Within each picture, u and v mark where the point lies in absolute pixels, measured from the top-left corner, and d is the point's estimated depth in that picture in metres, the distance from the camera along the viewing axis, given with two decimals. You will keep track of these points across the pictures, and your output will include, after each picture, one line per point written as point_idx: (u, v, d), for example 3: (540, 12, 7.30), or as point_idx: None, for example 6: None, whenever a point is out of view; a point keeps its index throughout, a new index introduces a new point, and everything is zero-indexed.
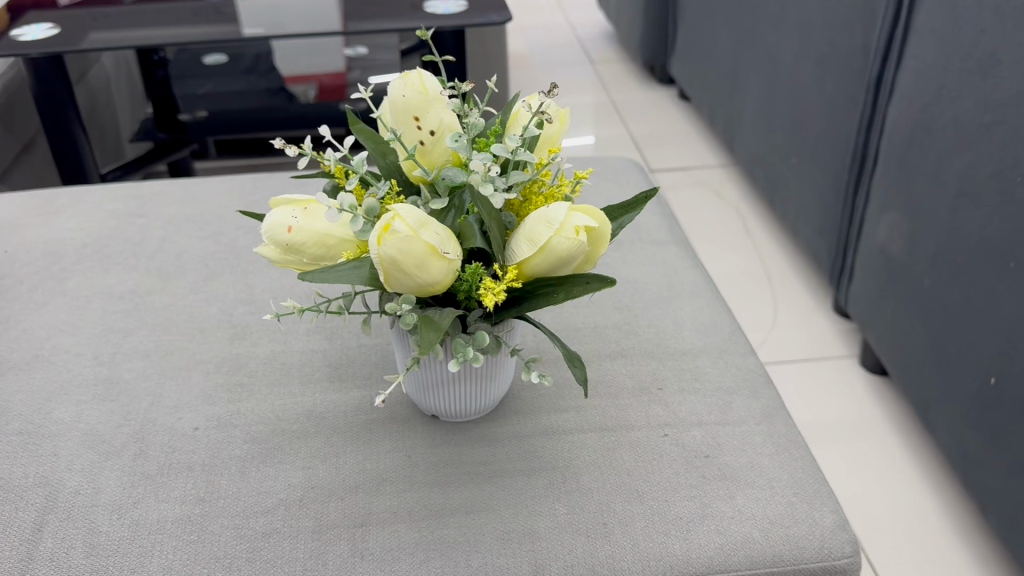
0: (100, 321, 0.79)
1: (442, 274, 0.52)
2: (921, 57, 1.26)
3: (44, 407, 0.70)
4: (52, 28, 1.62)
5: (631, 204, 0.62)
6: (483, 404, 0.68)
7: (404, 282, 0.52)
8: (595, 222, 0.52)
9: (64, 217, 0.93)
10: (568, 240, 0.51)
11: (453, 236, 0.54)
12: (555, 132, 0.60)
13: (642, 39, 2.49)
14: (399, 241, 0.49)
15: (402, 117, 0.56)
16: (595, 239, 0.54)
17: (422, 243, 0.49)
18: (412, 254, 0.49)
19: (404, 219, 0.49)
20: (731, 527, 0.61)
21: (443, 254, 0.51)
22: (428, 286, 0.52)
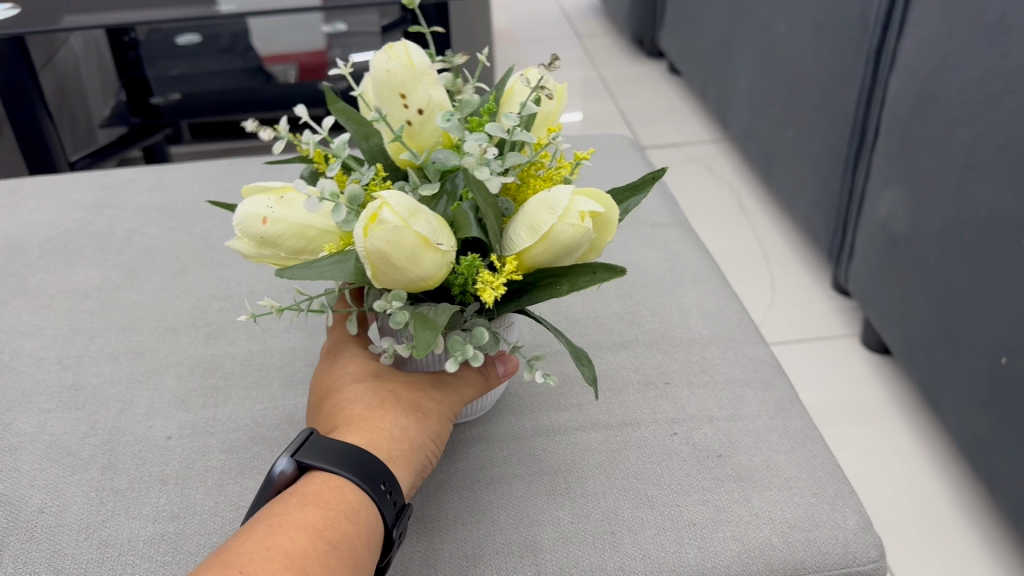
0: (65, 321, 0.73)
1: (434, 266, 0.47)
2: (924, 24, 1.21)
3: (5, 417, 0.65)
4: (13, 10, 1.55)
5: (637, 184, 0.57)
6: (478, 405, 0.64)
7: (395, 275, 0.47)
8: (602, 207, 0.47)
9: (26, 210, 0.87)
10: (573, 227, 0.46)
11: (445, 224, 0.49)
12: (553, 109, 0.55)
13: (630, 12, 2.43)
14: (387, 232, 0.44)
15: (388, 95, 0.50)
16: (603, 226, 0.50)
17: (413, 233, 0.44)
18: (402, 245, 0.44)
19: (393, 208, 0.44)
20: (749, 533, 0.56)
21: (435, 244, 0.46)
22: (421, 280, 0.47)
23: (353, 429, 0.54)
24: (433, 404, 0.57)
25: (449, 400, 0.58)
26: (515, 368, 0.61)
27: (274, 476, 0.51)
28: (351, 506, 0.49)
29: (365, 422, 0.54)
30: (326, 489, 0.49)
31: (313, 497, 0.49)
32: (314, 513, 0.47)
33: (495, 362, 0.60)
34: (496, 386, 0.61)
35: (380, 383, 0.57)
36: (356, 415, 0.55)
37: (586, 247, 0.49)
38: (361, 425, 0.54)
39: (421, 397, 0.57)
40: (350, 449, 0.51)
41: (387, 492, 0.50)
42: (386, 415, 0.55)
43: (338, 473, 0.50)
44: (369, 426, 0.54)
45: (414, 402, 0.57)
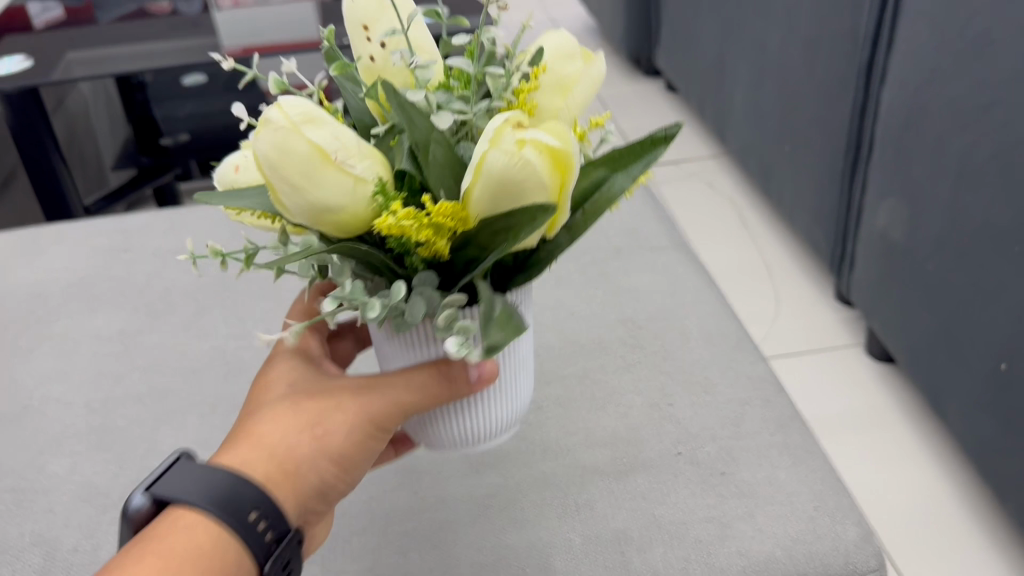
0: (90, 365, 0.76)
1: (340, 190, 0.42)
2: (912, 40, 1.24)
3: (37, 460, 0.68)
4: (26, 61, 1.59)
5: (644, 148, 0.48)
6: (495, 428, 0.60)
7: (296, 202, 0.42)
8: (549, 137, 0.40)
9: (46, 257, 0.91)
10: (504, 154, 0.40)
11: (381, 162, 0.45)
12: (572, 73, 0.47)
13: (625, 33, 2.47)
14: (269, 133, 0.40)
15: (351, 28, 0.49)
16: (560, 170, 0.41)
17: (304, 141, 0.40)
18: (291, 154, 0.40)
19: (283, 111, 0.41)
20: (754, 547, 0.59)
21: (336, 160, 0.41)
22: (329, 210, 0.42)
23: (239, 444, 0.53)
24: (340, 418, 0.54)
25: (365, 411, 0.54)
26: (490, 373, 0.54)
27: (131, 514, 0.50)
28: (201, 546, 0.48)
29: (254, 435, 0.53)
30: (178, 530, 0.48)
31: (161, 542, 0.48)
32: (156, 562, 0.47)
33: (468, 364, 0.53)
34: (462, 390, 0.54)
35: (291, 393, 0.56)
36: (250, 424, 0.54)
37: (534, 191, 0.42)
38: (249, 439, 0.53)
39: (328, 409, 0.54)
40: (216, 477, 0.50)
41: (254, 519, 0.49)
42: (278, 426, 0.53)
43: (193, 508, 0.49)
44: (253, 438, 0.53)
45: (320, 414, 0.54)
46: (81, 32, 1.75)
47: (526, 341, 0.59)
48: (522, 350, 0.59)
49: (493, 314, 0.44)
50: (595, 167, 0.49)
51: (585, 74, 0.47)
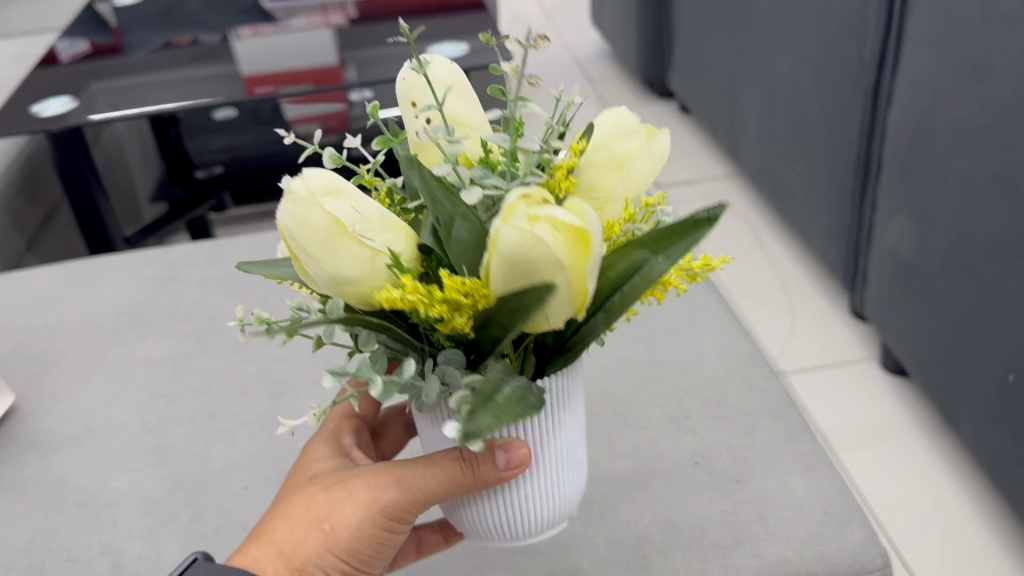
0: (144, 388, 0.82)
1: (356, 263, 0.43)
2: (916, 64, 1.29)
3: (100, 476, 0.73)
4: (71, 102, 1.65)
5: (684, 228, 0.46)
6: (545, 519, 0.58)
7: (316, 272, 0.43)
8: (560, 215, 0.39)
9: (97, 287, 0.97)
10: (513, 231, 0.39)
11: (404, 235, 0.45)
12: (627, 150, 0.47)
13: (639, 56, 2.52)
14: (289, 203, 0.41)
15: (400, 103, 0.50)
16: (579, 247, 0.41)
17: (322, 212, 0.41)
18: (308, 224, 0.41)
19: (305, 182, 0.42)
20: (767, 549, 0.63)
21: (352, 233, 0.42)
22: (347, 283, 0.43)
23: (256, 540, 0.57)
24: (349, 512, 0.56)
25: (375, 499, 0.56)
26: (520, 461, 0.53)
27: None
28: None
29: (270, 532, 0.57)
30: None
31: None
32: None
33: (496, 451, 0.52)
34: (487, 474, 0.53)
35: (311, 486, 0.59)
36: (270, 520, 0.58)
37: (548, 269, 0.41)
38: (266, 535, 0.57)
39: (339, 503, 0.57)
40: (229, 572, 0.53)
41: None
42: (289, 525, 0.57)
43: None
44: (266, 537, 0.57)
45: (333, 505, 0.57)
46: (112, 65, 1.82)
47: (577, 420, 0.57)
48: (572, 430, 0.57)
49: (494, 398, 0.45)
50: (637, 249, 0.47)
51: (644, 149, 0.47)
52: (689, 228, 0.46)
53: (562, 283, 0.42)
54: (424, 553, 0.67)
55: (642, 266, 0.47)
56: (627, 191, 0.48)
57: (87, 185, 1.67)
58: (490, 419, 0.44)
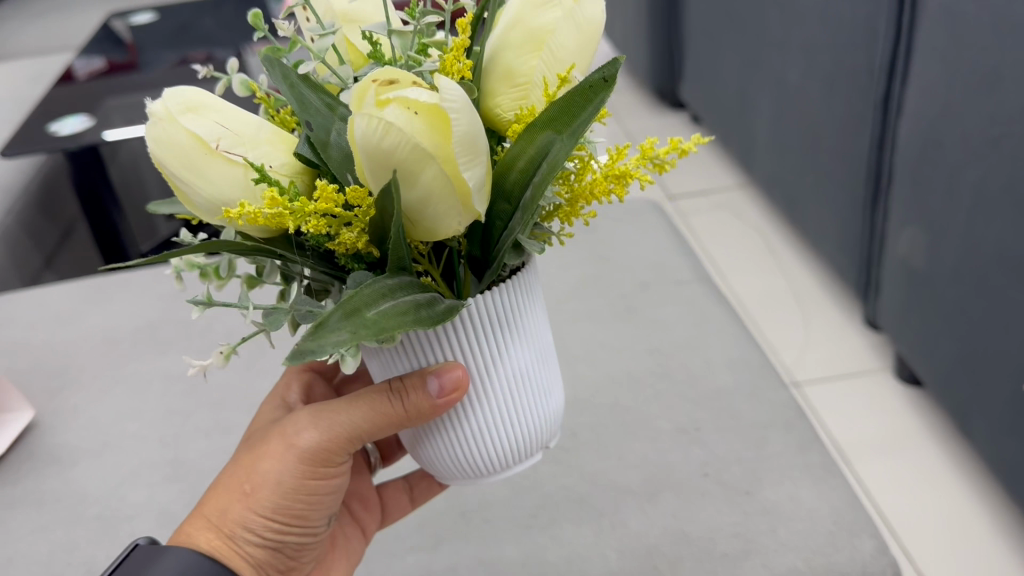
0: (161, 403, 0.83)
1: (228, 182, 0.42)
2: (925, 74, 1.29)
3: (119, 491, 0.75)
4: (88, 121, 1.67)
5: (583, 98, 0.44)
6: (514, 443, 0.57)
7: (195, 198, 0.43)
8: (411, 101, 0.38)
9: (114, 303, 0.98)
10: (366, 119, 0.38)
11: (284, 148, 0.44)
12: (544, 22, 0.44)
13: (651, 67, 2.53)
14: (151, 125, 0.41)
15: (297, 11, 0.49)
16: (440, 126, 0.39)
17: (182, 131, 0.41)
18: (172, 143, 0.41)
19: (166, 101, 0.41)
20: (777, 560, 0.64)
21: (216, 150, 0.41)
22: (225, 204, 0.43)
23: (195, 506, 0.61)
24: (268, 465, 0.59)
25: (295, 447, 0.59)
26: (454, 384, 0.52)
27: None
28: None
29: (208, 495, 0.61)
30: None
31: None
32: None
33: (428, 376, 0.52)
34: (404, 405, 0.53)
35: (244, 447, 0.63)
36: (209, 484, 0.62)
37: (415, 162, 0.39)
38: (204, 499, 0.61)
39: (257, 461, 0.60)
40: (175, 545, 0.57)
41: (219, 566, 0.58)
42: (215, 496, 0.60)
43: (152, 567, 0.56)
44: (196, 513, 0.60)
45: (259, 458, 0.60)
46: (127, 81, 1.85)
47: (536, 342, 0.56)
48: (529, 354, 0.55)
49: (365, 312, 0.42)
50: (540, 130, 0.45)
51: (565, 20, 0.44)
52: (590, 93, 0.44)
53: (434, 176, 0.40)
54: (418, 501, 0.74)
55: (550, 150, 0.45)
56: (550, 70, 0.46)
57: (103, 204, 1.69)
58: (345, 334, 0.40)
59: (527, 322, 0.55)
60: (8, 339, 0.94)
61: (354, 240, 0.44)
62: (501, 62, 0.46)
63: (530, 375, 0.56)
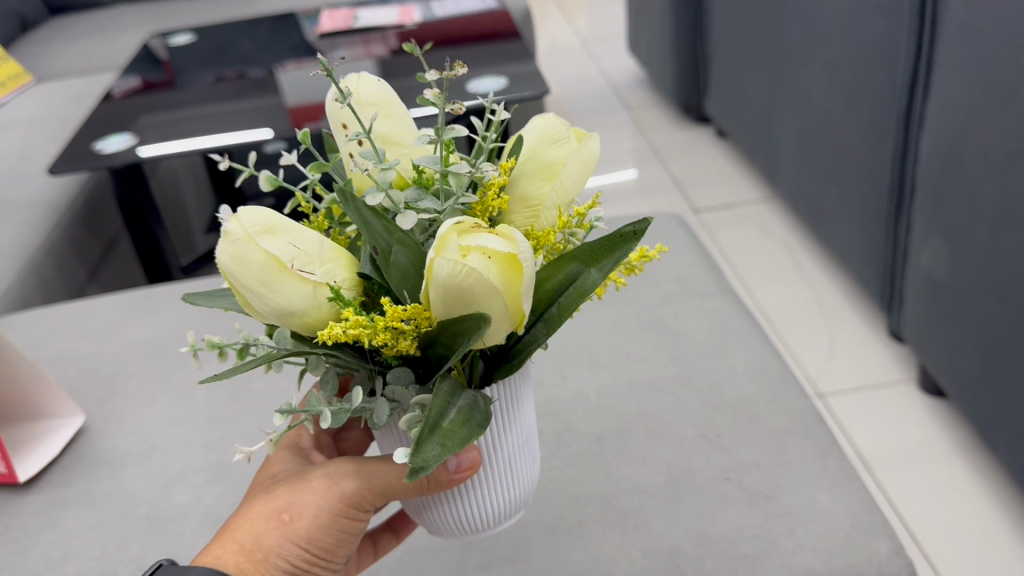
0: (206, 409, 0.87)
1: (298, 296, 0.46)
2: (946, 90, 1.31)
3: (166, 491, 0.79)
4: (131, 138, 1.73)
5: (613, 242, 0.51)
6: (505, 510, 0.63)
7: (262, 308, 0.47)
8: (491, 247, 0.44)
9: (158, 314, 1.02)
10: (448, 263, 0.43)
11: (344, 264, 0.49)
12: (557, 157, 0.51)
13: (676, 82, 2.55)
14: (229, 245, 0.44)
15: (333, 126, 0.54)
16: (513, 271, 0.45)
17: (260, 251, 0.45)
18: (248, 264, 0.45)
19: (241, 223, 0.45)
20: (796, 560, 0.66)
21: (291, 268, 0.46)
22: (291, 315, 0.47)
23: (220, 537, 0.61)
24: (307, 502, 0.60)
25: (335, 487, 0.60)
26: (471, 462, 0.57)
27: None
28: None
29: (235, 527, 0.61)
30: None
31: None
32: None
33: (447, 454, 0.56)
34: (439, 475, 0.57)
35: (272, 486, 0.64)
36: (234, 517, 0.62)
37: (484, 296, 0.45)
38: (230, 530, 0.61)
39: (294, 496, 0.61)
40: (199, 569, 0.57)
41: None
42: (250, 521, 0.60)
43: None
44: (229, 535, 0.60)
45: (293, 497, 0.61)
46: (164, 99, 1.91)
47: (528, 424, 0.62)
48: (521, 434, 0.61)
49: (441, 423, 0.47)
50: (570, 261, 0.52)
51: (573, 155, 0.51)
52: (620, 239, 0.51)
53: (498, 305, 0.46)
54: (381, 553, 0.73)
55: (578, 280, 0.52)
56: (560, 199, 0.52)
57: (146, 219, 1.75)
58: (438, 448, 0.46)
59: (520, 407, 0.60)
60: (59, 348, 0.99)
61: (410, 347, 0.49)
62: (518, 189, 0.52)
63: (517, 457, 0.61)
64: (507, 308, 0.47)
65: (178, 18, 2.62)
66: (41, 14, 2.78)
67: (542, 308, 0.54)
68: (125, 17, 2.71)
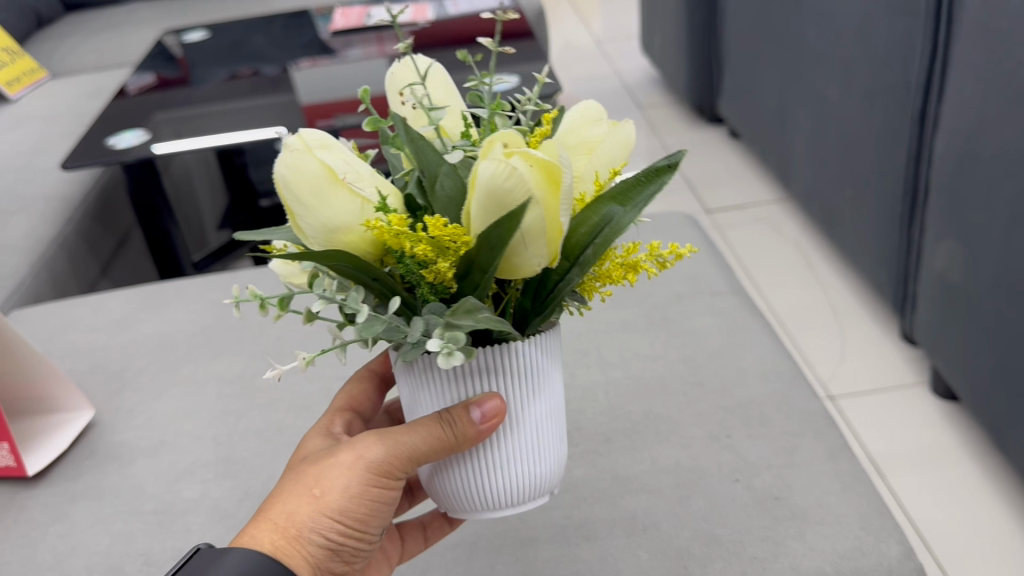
0: (215, 404, 0.87)
1: (348, 209, 0.49)
2: (962, 90, 1.30)
3: (174, 486, 0.79)
4: (144, 134, 1.73)
5: (645, 179, 0.53)
6: (530, 481, 0.61)
7: (310, 223, 0.48)
8: (535, 158, 0.46)
9: (170, 308, 1.02)
10: (493, 165, 0.46)
11: (391, 192, 0.52)
12: (595, 135, 0.54)
13: (690, 83, 2.54)
14: (289, 154, 0.47)
15: (390, 94, 0.58)
16: (551, 182, 0.46)
17: (315, 161, 0.47)
18: (304, 171, 0.47)
19: (299, 138, 0.48)
20: (805, 562, 0.66)
21: (342, 181, 0.48)
22: (337, 229, 0.49)
23: (250, 523, 0.58)
24: (336, 475, 0.57)
25: (365, 458, 0.58)
26: (496, 410, 0.57)
27: None
28: None
29: (264, 510, 0.58)
30: None
31: None
32: None
33: (471, 406, 0.56)
34: (465, 433, 0.56)
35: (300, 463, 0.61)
36: (263, 500, 0.59)
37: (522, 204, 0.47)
38: (259, 514, 0.58)
39: (322, 470, 0.58)
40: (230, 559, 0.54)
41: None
42: (281, 498, 0.58)
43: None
44: (262, 515, 0.57)
45: (324, 470, 0.58)
46: (178, 95, 1.91)
47: (554, 394, 0.61)
48: (547, 404, 0.61)
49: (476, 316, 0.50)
50: (604, 203, 0.53)
51: (610, 135, 0.54)
52: (656, 176, 0.53)
53: (537, 217, 0.47)
54: (431, 540, 0.71)
55: (612, 220, 0.53)
56: (604, 167, 0.54)
57: (158, 213, 1.75)
58: (470, 321, 0.49)
59: (547, 380, 0.60)
60: (70, 342, 0.99)
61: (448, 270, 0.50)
62: None
63: (544, 428, 0.61)
64: (545, 223, 0.48)
65: (192, 15, 2.62)
66: (56, 10, 2.79)
67: (578, 254, 0.54)
68: (139, 14, 2.72)
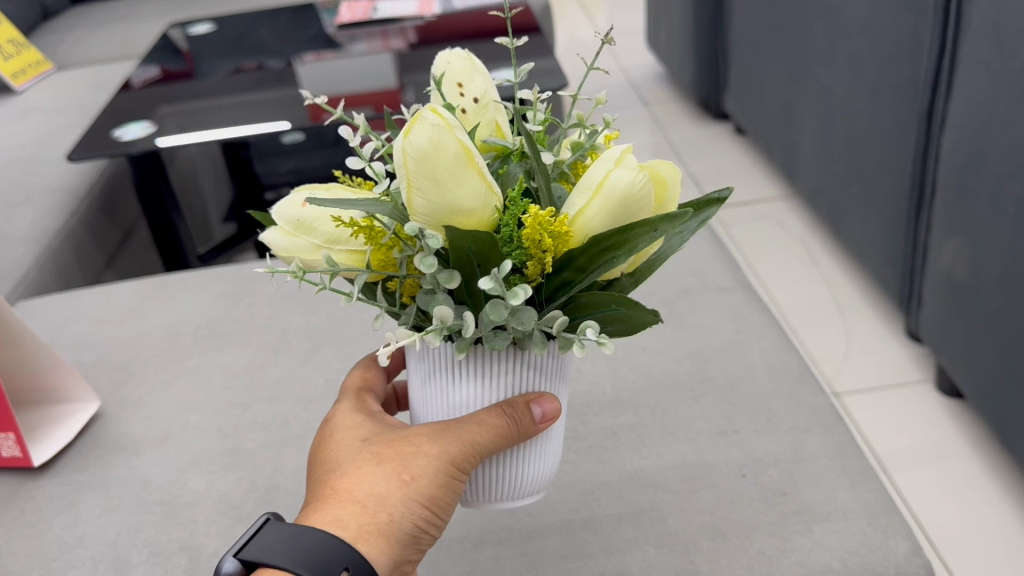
0: (221, 396, 0.87)
1: (474, 190, 0.47)
2: (970, 86, 1.30)
3: (181, 478, 0.79)
4: (150, 126, 1.73)
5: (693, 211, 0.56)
6: (549, 473, 0.64)
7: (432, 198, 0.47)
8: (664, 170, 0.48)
9: (175, 301, 1.02)
10: (630, 173, 0.48)
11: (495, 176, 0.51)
12: None
13: (696, 79, 2.54)
14: (431, 129, 0.45)
15: (446, 84, 0.56)
16: None
17: (456, 140, 0.45)
18: (444, 150, 0.45)
19: (436, 112, 0.46)
20: (812, 558, 0.65)
21: (476, 163, 0.46)
22: (457, 208, 0.48)
23: (323, 511, 0.55)
24: (415, 470, 0.56)
25: (446, 452, 0.56)
26: (555, 412, 0.58)
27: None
28: None
29: (339, 499, 0.56)
30: None
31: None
32: None
33: (532, 404, 0.58)
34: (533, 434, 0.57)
35: (365, 447, 0.59)
36: (334, 487, 0.56)
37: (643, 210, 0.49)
38: (333, 501, 0.56)
39: (400, 464, 0.56)
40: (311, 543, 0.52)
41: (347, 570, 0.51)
42: (361, 486, 0.56)
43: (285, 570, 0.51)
44: (344, 501, 0.55)
45: (401, 463, 0.56)
46: (183, 89, 1.91)
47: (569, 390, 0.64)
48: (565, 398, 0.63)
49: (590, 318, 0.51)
50: None
51: None
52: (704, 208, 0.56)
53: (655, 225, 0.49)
54: None
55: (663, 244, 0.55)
56: None
57: (163, 205, 1.75)
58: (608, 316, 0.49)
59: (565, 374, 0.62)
60: (76, 333, 0.99)
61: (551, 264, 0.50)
62: None
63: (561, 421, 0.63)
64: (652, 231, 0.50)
65: (197, 8, 2.62)
66: (61, 2, 2.79)
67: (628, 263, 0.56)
68: (145, 7, 2.72)
